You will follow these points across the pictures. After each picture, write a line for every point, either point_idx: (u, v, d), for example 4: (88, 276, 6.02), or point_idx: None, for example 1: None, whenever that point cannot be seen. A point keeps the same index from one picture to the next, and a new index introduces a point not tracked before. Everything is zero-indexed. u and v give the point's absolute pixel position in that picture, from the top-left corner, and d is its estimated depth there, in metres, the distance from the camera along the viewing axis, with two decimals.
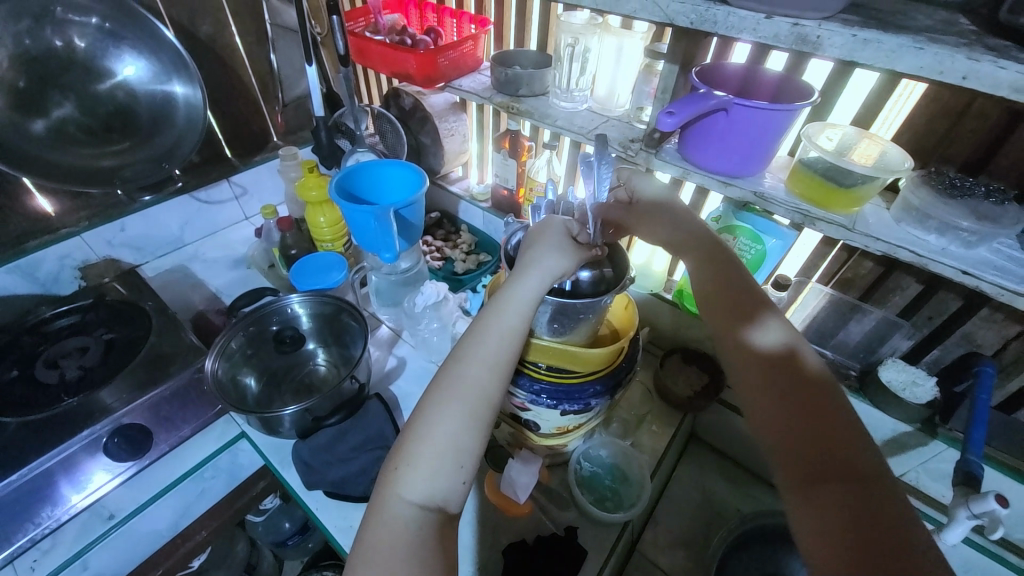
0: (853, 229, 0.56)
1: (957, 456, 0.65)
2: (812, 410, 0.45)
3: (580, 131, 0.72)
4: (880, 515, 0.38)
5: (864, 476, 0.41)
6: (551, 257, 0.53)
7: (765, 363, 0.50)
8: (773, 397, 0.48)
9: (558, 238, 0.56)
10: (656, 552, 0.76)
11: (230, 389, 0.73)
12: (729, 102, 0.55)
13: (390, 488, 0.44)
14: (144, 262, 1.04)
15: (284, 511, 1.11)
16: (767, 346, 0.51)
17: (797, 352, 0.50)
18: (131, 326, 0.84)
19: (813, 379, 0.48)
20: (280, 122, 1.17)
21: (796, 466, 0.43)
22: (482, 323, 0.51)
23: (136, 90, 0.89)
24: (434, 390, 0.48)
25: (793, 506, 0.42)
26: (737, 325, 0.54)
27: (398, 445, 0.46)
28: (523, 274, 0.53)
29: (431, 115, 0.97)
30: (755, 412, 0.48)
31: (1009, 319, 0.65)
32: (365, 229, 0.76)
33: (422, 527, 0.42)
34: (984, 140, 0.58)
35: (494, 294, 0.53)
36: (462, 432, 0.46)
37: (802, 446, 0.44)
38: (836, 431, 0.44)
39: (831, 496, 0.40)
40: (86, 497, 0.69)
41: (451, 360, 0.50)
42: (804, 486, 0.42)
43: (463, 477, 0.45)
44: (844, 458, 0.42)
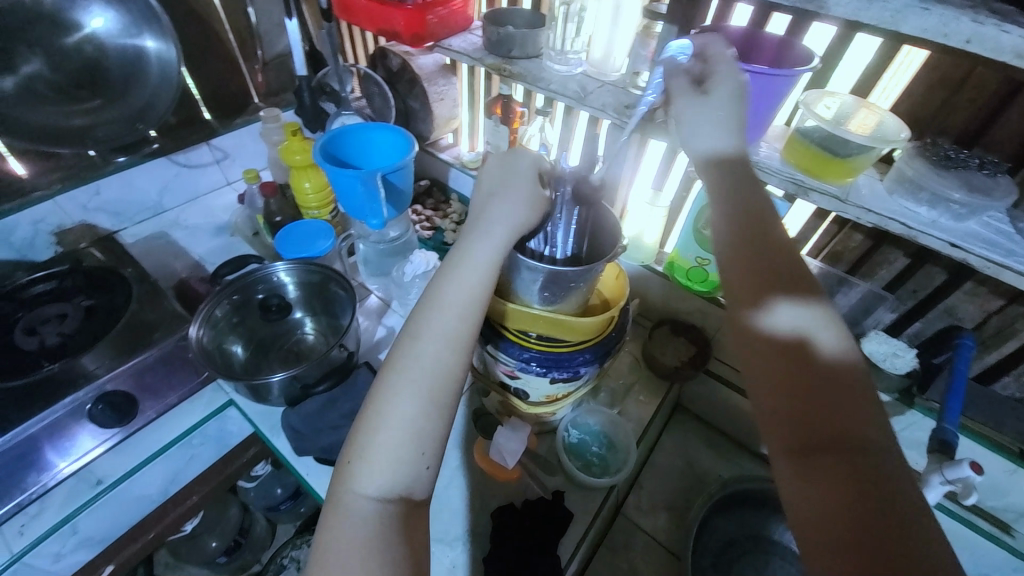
0: (846, 201, 0.56)
1: (932, 425, 0.68)
2: (822, 408, 0.38)
3: (574, 95, 0.70)
4: (882, 497, 0.33)
5: (871, 451, 0.35)
6: (512, 200, 0.54)
7: (760, 325, 0.42)
8: (779, 360, 0.40)
9: (511, 190, 0.55)
10: (641, 516, 0.79)
11: (217, 356, 0.72)
12: (727, 66, 0.54)
13: (346, 484, 0.43)
14: (123, 227, 1.00)
15: (276, 478, 1.11)
16: (781, 333, 0.41)
17: (815, 341, 0.41)
18: (113, 294, 0.82)
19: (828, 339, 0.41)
20: (261, 82, 1.12)
21: (792, 436, 0.38)
22: (435, 298, 0.49)
23: (105, 45, 0.84)
24: (389, 374, 0.46)
25: (784, 477, 0.37)
26: (751, 309, 0.43)
27: (354, 439, 0.45)
28: (476, 240, 0.52)
29: (419, 78, 0.94)
30: (754, 373, 0.42)
31: (992, 293, 0.66)
32: (351, 194, 0.73)
33: (384, 518, 0.42)
34: (982, 111, 0.58)
35: (449, 259, 0.51)
36: (420, 420, 0.44)
37: (805, 415, 0.38)
38: (851, 431, 0.36)
39: (837, 507, 0.34)
40: (73, 464, 0.68)
41: (404, 342, 0.48)
42: (797, 456, 0.37)
43: (426, 462, 0.45)
44: (849, 429, 0.36)
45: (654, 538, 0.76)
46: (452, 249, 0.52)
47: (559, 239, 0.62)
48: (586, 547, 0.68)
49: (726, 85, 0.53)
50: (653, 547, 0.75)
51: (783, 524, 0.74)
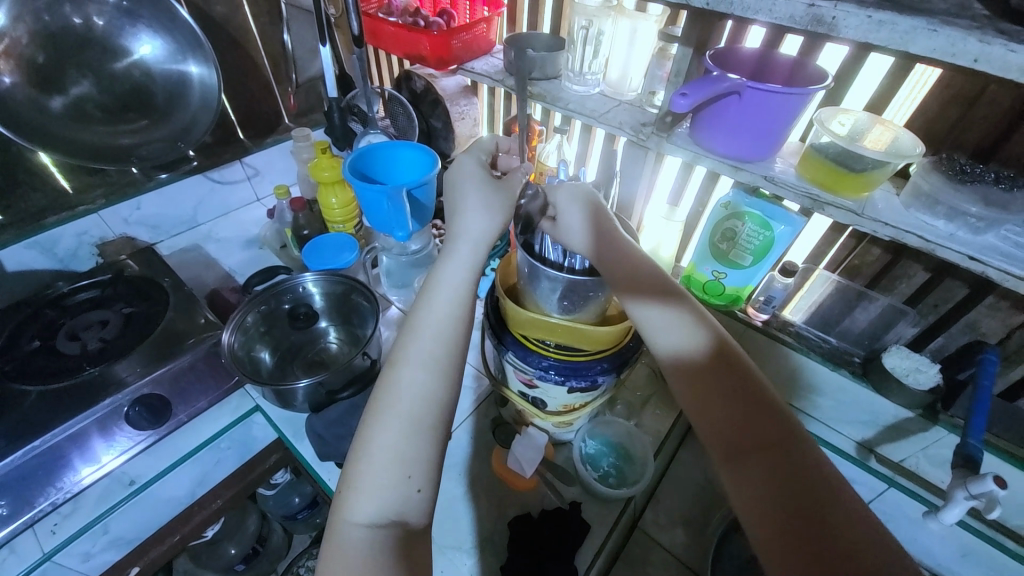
0: (862, 215, 0.57)
1: (956, 441, 0.66)
2: (727, 395, 0.47)
3: (593, 114, 0.73)
4: (801, 479, 0.40)
5: (786, 444, 0.43)
6: (478, 221, 0.59)
7: (666, 340, 0.53)
8: (701, 383, 0.49)
9: (476, 196, 0.60)
10: (658, 530, 0.78)
11: (246, 362, 0.75)
12: (743, 85, 0.56)
13: (338, 515, 0.43)
14: (159, 240, 1.05)
15: (295, 486, 1.13)
16: (678, 342, 0.52)
17: (712, 343, 0.51)
18: (149, 302, 0.86)
19: (734, 358, 0.49)
20: (292, 104, 1.18)
21: (726, 444, 0.45)
22: (414, 325, 0.51)
23: (151, 69, 0.90)
24: (374, 405, 0.47)
25: (727, 480, 0.44)
26: (654, 323, 0.54)
27: (345, 473, 0.45)
28: (446, 267, 0.56)
29: (442, 99, 0.98)
30: (688, 396, 0.50)
31: (1014, 308, 0.65)
32: (377, 208, 0.77)
33: (378, 543, 0.41)
34: (997, 127, 0.58)
35: (423, 290, 0.54)
36: (406, 441, 0.45)
37: (731, 424, 0.46)
38: (753, 407, 0.46)
39: (756, 471, 0.42)
40: (107, 464, 0.71)
41: (388, 373, 0.49)
42: (732, 460, 0.44)
43: (417, 486, 0.44)
44: (765, 428, 0.44)
45: (671, 553, 0.75)
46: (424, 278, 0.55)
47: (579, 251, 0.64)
48: (604, 558, 0.68)
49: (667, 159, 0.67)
50: (670, 562, 0.74)
51: None
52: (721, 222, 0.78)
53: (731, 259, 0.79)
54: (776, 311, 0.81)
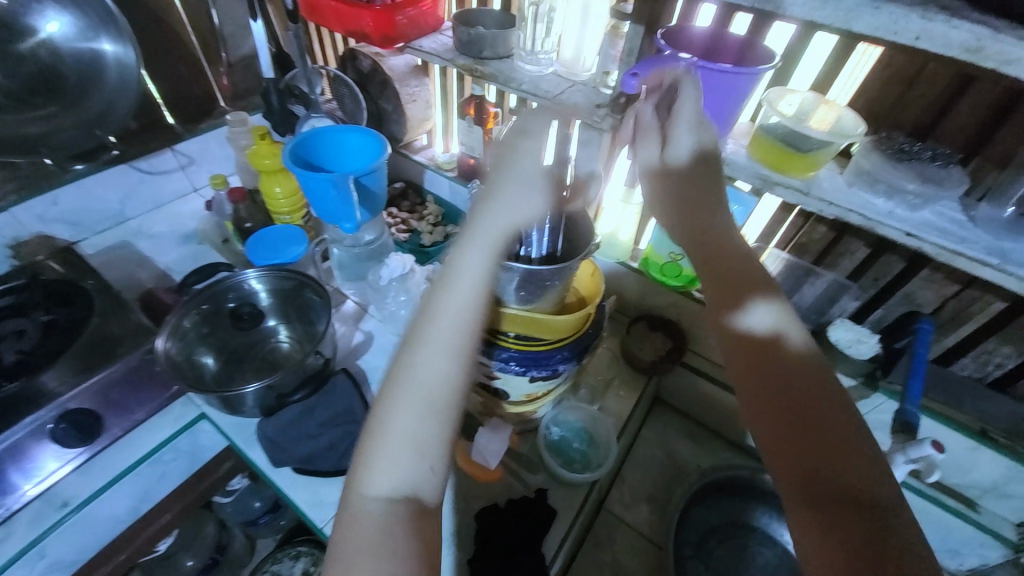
0: (809, 194, 0.58)
1: (894, 407, 0.72)
2: (804, 409, 0.41)
3: (547, 96, 0.70)
4: (891, 547, 0.34)
5: (874, 500, 0.36)
6: (514, 203, 0.51)
7: (734, 327, 0.46)
8: (772, 404, 0.42)
9: (517, 181, 0.52)
10: (623, 509, 0.80)
11: (186, 369, 0.70)
12: (694, 65, 0.55)
13: (356, 487, 0.41)
14: (82, 238, 0.96)
15: (255, 491, 1.08)
16: (752, 337, 0.45)
17: (785, 337, 0.44)
18: (73, 308, 0.78)
19: (813, 381, 0.42)
20: (226, 85, 1.08)
21: (801, 488, 0.38)
22: (432, 303, 0.47)
23: (61, 50, 0.80)
24: (391, 378, 0.44)
25: (796, 527, 0.38)
26: (730, 311, 0.47)
27: (361, 440, 0.43)
28: (470, 247, 0.49)
29: (391, 79, 0.93)
30: (757, 415, 0.42)
31: (947, 279, 0.69)
32: (323, 198, 0.72)
33: (393, 520, 0.39)
34: (933, 106, 0.60)
35: (445, 268, 0.49)
36: (424, 420, 0.42)
37: (809, 461, 0.39)
38: (834, 432, 0.39)
39: (833, 521, 0.36)
40: (38, 485, 0.66)
41: (406, 347, 0.46)
42: (808, 507, 0.37)
43: (433, 463, 0.42)
44: (849, 477, 0.37)
45: (636, 529, 0.78)
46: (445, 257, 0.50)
47: (534, 237, 0.62)
48: (572, 541, 0.69)
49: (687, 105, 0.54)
50: (635, 538, 0.77)
51: (760, 508, 0.75)
52: None
53: None
54: None
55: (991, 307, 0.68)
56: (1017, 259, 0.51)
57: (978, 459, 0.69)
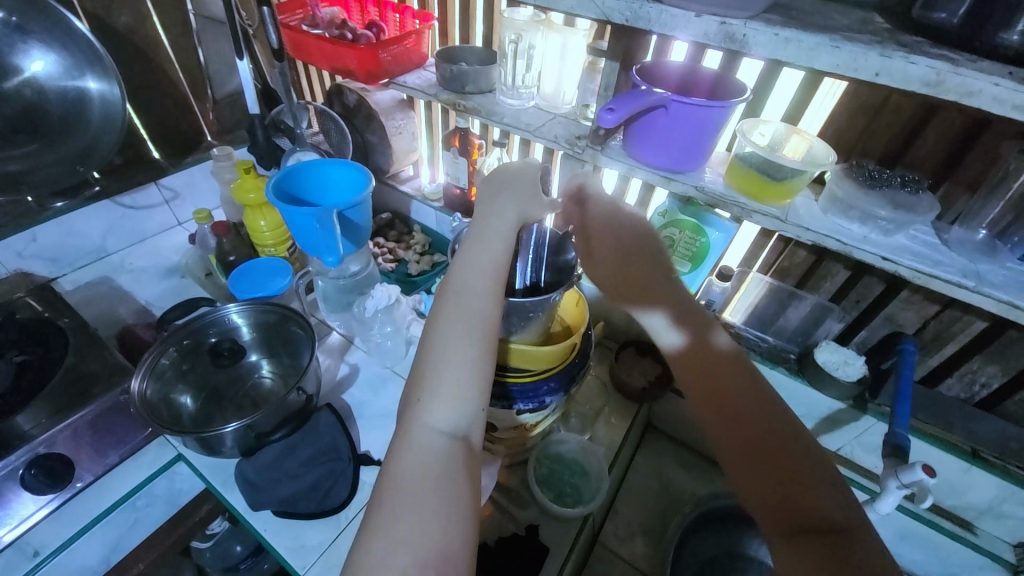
0: (785, 220, 0.59)
1: (885, 429, 0.70)
2: (762, 435, 0.44)
3: (529, 129, 0.72)
4: (862, 561, 0.35)
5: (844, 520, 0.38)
6: (521, 190, 0.58)
7: (686, 361, 0.51)
8: (744, 441, 0.45)
9: (519, 178, 0.59)
10: (619, 543, 0.77)
11: (163, 409, 0.68)
12: (668, 99, 0.57)
13: (414, 419, 0.43)
14: (60, 274, 0.94)
15: (236, 534, 1.02)
16: (704, 369, 0.50)
17: (732, 362, 0.49)
18: (45, 347, 0.75)
19: (777, 418, 0.45)
20: (212, 120, 1.10)
21: (776, 518, 0.40)
22: (467, 259, 0.52)
23: (45, 88, 0.80)
24: (436, 322, 0.47)
25: (779, 561, 0.38)
26: (676, 345, 0.53)
27: (413, 381, 0.45)
28: (491, 218, 0.55)
29: (377, 113, 0.94)
30: (728, 453, 0.45)
31: (926, 300, 0.70)
32: (307, 231, 0.72)
33: (452, 454, 0.41)
34: (899, 135, 0.63)
35: (470, 237, 0.54)
36: (473, 357, 0.45)
37: (776, 487, 0.41)
38: (788, 456, 0.43)
39: (808, 546, 0.37)
40: (12, 531, 0.62)
41: (446, 297, 0.49)
42: (786, 537, 0.38)
43: (484, 402, 0.45)
44: (820, 508, 0.39)
45: (633, 565, 0.75)
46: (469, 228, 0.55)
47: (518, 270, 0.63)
48: None
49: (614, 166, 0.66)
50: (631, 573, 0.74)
51: (757, 538, 0.74)
52: (660, 231, 0.78)
53: None
54: (717, 314, 0.81)
55: (972, 327, 0.69)
56: (991, 281, 0.52)
57: (970, 480, 0.69)
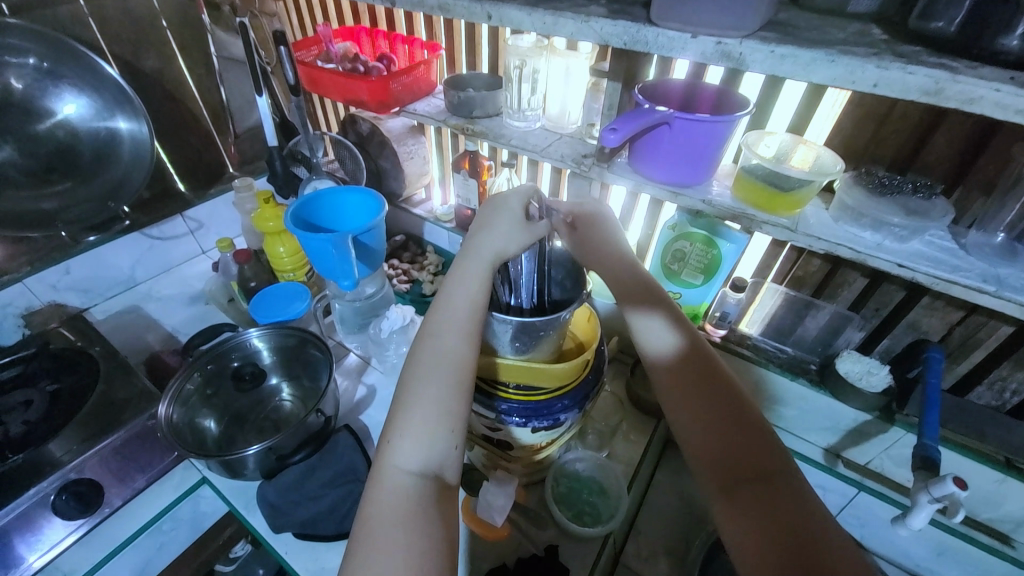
0: (796, 230, 0.59)
1: (914, 440, 0.67)
2: (716, 403, 0.49)
3: (535, 149, 0.74)
4: (790, 511, 0.40)
5: (778, 475, 0.43)
6: (503, 227, 0.59)
7: (651, 343, 0.56)
8: (698, 413, 0.49)
9: (501, 213, 0.61)
10: (641, 563, 0.75)
11: (187, 434, 0.70)
12: (671, 116, 0.58)
13: (385, 459, 0.45)
14: (92, 304, 0.98)
15: (258, 557, 1.02)
16: (665, 347, 0.55)
17: (689, 344, 0.54)
18: (78, 375, 0.79)
19: (729, 389, 0.50)
20: (234, 152, 1.14)
21: (718, 476, 0.45)
22: (444, 300, 0.54)
23: (78, 129, 0.86)
24: (413, 364, 0.50)
25: (720, 515, 0.44)
26: (644, 329, 0.57)
27: (389, 420, 0.47)
28: (470, 258, 0.57)
29: (389, 140, 0.98)
30: (683, 423, 0.50)
31: (949, 306, 0.68)
32: (324, 257, 0.74)
33: (421, 493, 0.43)
34: (908, 141, 0.62)
35: (449, 276, 0.56)
36: (446, 399, 0.47)
37: (722, 449, 0.46)
38: (736, 422, 0.48)
39: (748, 497, 0.42)
40: (42, 557, 0.64)
41: (423, 338, 0.52)
42: (725, 494, 0.44)
43: (455, 441, 0.47)
44: (759, 463, 0.44)
45: None
46: (450, 268, 0.57)
47: (524, 289, 0.63)
48: None
49: (621, 183, 0.67)
50: None
51: None
52: (671, 244, 0.80)
53: (684, 280, 0.81)
54: (732, 326, 0.83)
55: (999, 332, 0.66)
56: (1013, 285, 0.51)
57: (1009, 494, 0.66)
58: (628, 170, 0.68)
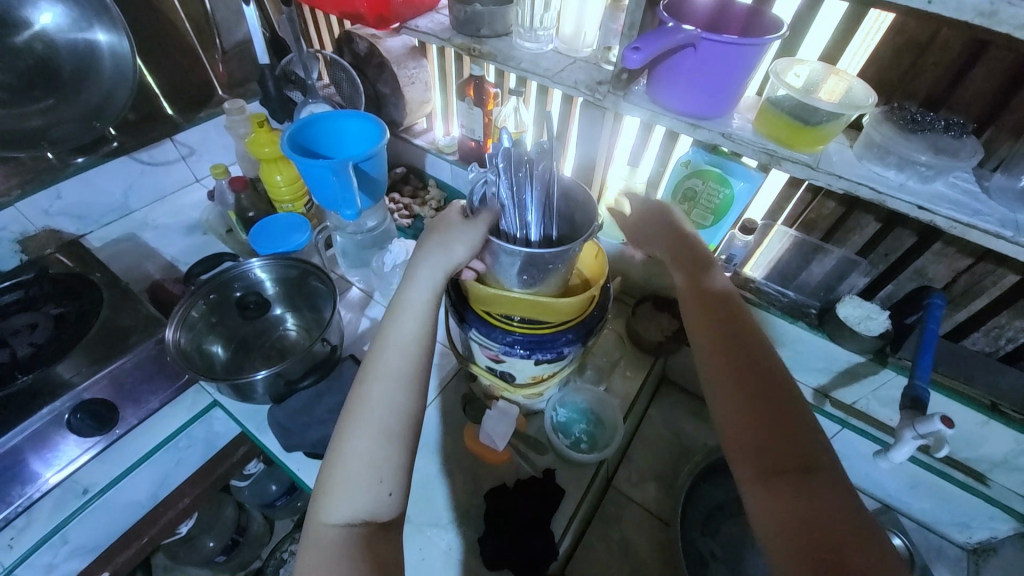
0: (816, 168, 0.57)
1: (904, 382, 0.70)
2: (762, 390, 0.49)
3: (547, 74, 0.69)
4: (828, 511, 0.41)
5: (815, 468, 0.44)
6: (441, 244, 0.56)
7: (703, 321, 0.55)
8: (738, 404, 0.49)
9: (437, 232, 0.58)
10: (630, 487, 0.80)
11: (196, 358, 0.71)
12: (698, 36, 0.53)
13: (316, 511, 0.46)
14: (88, 231, 0.97)
15: (270, 475, 1.09)
16: (719, 328, 0.54)
17: (742, 328, 0.53)
18: (81, 300, 0.79)
19: (778, 378, 0.50)
20: (222, 72, 1.07)
21: (755, 462, 0.46)
22: (383, 342, 0.53)
23: (55, 41, 0.79)
24: (348, 412, 0.50)
25: (753, 500, 0.45)
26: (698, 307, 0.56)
27: (322, 472, 0.48)
28: (410, 288, 0.55)
29: (388, 62, 0.91)
30: (725, 407, 0.49)
31: (960, 253, 0.67)
32: (324, 185, 0.72)
33: (349, 542, 0.44)
34: (946, 74, 0.58)
35: (389, 311, 0.55)
36: (377, 449, 0.48)
37: (764, 439, 0.46)
38: (782, 412, 0.47)
39: (788, 490, 0.43)
40: (58, 473, 0.67)
41: (363, 380, 0.51)
42: (764, 481, 0.45)
43: (388, 488, 0.47)
44: (801, 455, 0.45)
45: (643, 507, 0.78)
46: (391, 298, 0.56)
47: (532, 220, 0.60)
48: (578, 521, 0.70)
49: (636, 113, 0.65)
50: (642, 515, 0.78)
51: None
52: (682, 182, 0.77)
53: (693, 220, 0.78)
54: (737, 269, 0.82)
55: (1004, 280, 0.66)
56: None
57: (989, 434, 0.69)
58: (644, 99, 0.64)
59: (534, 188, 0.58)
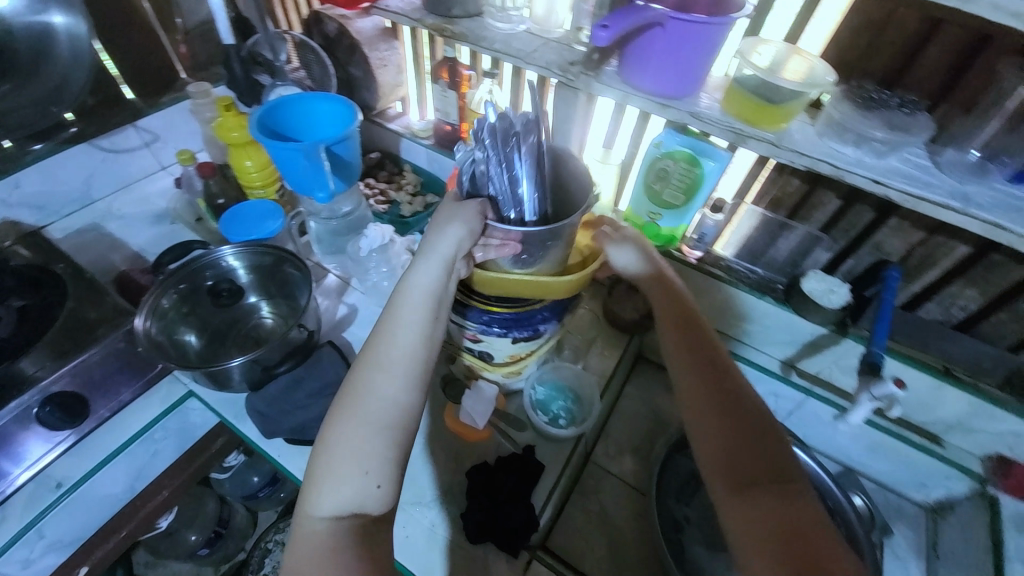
0: (779, 145, 0.59)
1: (861, 350, 0.74)
2: (732, 406, 0.50)
3: (518, 54, 0.69)
4: (797, 516, 0.42)
5: (785, 479, 0.45)
6: (439, 243, 0.55)
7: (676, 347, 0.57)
8: (710, 420, 0.50)
9: (439, 224, 0.56)
10: (609, 461, 0.83)
11: (169, 347, 0.70)
12: (665, 15, 0.54)
13: (305, 504, 0.47)
14: (50, 221, 0.92)
15: (251, 466, 1.08)
16: (690, 353, 0.56)
17: (713, 353, 0.55)
18: (45, 292, 0.76)
19: (747, 399, 0.51)
20: (185, 54, 1.01)
21: (728, 474, 0.47)
22: (383, 335, 0.53)
23: (11, 24, 0.80)
24: (338, 405, 0.50)
25: (728, 510, 0.45)
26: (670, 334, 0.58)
27: (312, 464, 0.49)
28: (412, 279, 0.55)
29: (359, 43, 0.89)
30: (699, 425, 0.51)
31: (913, 227, 0.71)
32: (295, 169, 0.70)
33: (336, 534, 0.45)
34: (901, 53, 0.61)
35: (390, 302, 0.55)
36: (365, 442, 0.48)
37: (735, 452, 0.48)
38: (752, 427, 0.49)
39: (760, 498, 0.44)
40: (28, 470, 0.65)
41: (358, 373, 0.52)
42: (738, 492, 0.45)
43: (375, 480, 0.47)
44: (772, 467, 0.46)
45: (621, 479, 0.81)
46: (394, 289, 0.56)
47: (525, 200, 0.60)
48: (558, 495, 0.71)
49: (607, 94, 0.65)
50: (620, 487, 0.80)
51: None
52: (655, 163, 0.78)
53: (665, 199, 0.80)
54: (708, 247, 0.85)
55: (955, 251, 0.70)
56: (977, 202, 0.53)
57: (941, 397, 0.73)
58: (614, 79, 0.65)
59: (525, 164, 0.58)
